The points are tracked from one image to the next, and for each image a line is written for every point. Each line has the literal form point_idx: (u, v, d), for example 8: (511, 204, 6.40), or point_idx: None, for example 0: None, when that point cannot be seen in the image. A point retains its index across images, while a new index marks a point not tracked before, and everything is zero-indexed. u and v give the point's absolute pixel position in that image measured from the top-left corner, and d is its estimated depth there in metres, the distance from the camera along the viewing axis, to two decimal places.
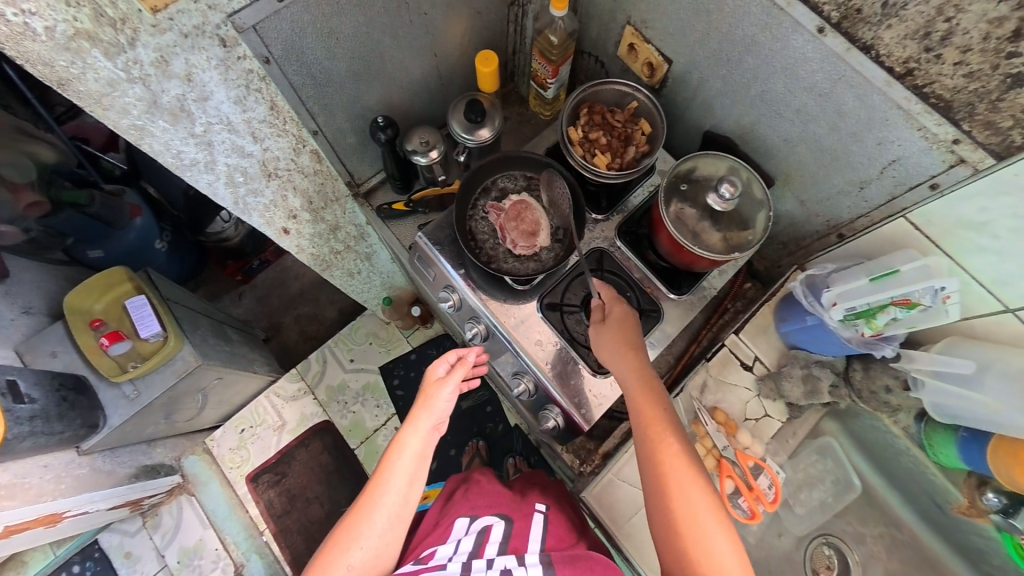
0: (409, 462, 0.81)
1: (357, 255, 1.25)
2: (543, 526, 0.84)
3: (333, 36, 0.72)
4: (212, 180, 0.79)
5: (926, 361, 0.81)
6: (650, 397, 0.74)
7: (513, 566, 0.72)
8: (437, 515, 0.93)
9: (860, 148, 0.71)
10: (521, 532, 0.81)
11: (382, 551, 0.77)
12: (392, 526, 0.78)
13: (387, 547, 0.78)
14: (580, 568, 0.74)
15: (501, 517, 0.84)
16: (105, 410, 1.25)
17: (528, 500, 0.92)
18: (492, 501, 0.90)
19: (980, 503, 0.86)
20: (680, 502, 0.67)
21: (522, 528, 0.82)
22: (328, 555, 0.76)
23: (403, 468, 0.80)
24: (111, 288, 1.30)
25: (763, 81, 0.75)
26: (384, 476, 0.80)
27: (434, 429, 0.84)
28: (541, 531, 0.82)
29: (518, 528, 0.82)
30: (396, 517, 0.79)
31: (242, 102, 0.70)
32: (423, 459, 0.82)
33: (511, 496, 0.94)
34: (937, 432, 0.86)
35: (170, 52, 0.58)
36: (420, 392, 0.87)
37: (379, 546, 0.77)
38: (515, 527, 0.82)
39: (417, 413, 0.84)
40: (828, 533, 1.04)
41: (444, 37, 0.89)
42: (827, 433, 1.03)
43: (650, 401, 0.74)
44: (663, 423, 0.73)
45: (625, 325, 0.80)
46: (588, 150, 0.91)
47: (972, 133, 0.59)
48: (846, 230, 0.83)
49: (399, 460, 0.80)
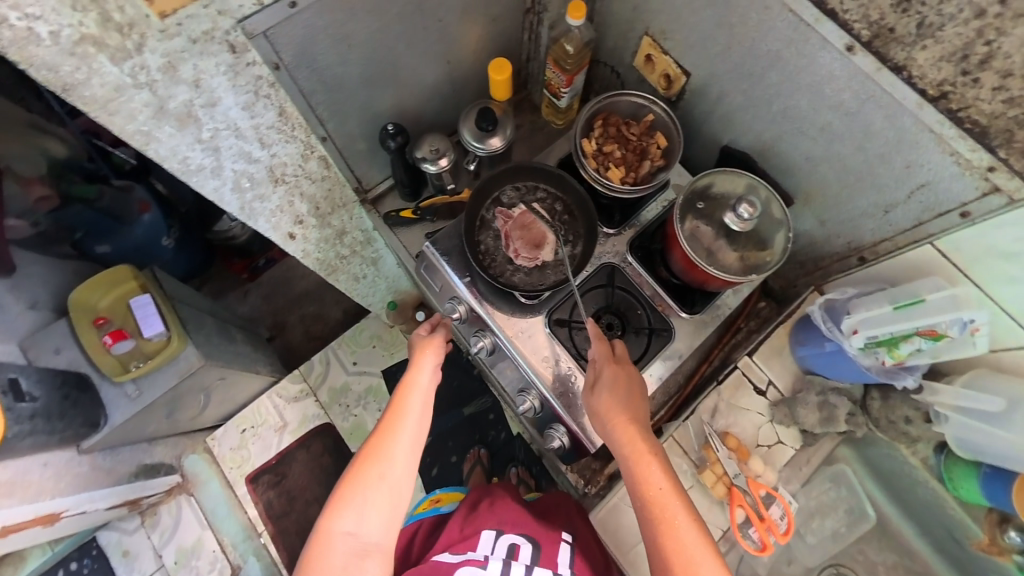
0: (418, 399, 0.84)
1: (364, 259, 1.22)
2: (570, 557, 0.84)
3: (346, 42, 0.71)
4: (219, 185, 0.77)
5: (951, 395, 0.79)
6: (649, 466, 0.71)
7: None
8: (462, 523, 0.90)
9: (886, 170, 0.68)
10: (549, 563, 0.82)
11: (402, 480, 0.79)
12: (409, 457, 0.81)
13: (407, 477, 0.80)
14: None
15: (530, 543, 0.84)
16: (107, 409, 1.24)
17: (552, 518, 0.93)
18: (520, 517, 0.90)
19: (1001, 540, 0.86)
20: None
21: (551, 558, 0.82)
22: (350, 493, 0.77)
23: (415, 403, 0.83)
24: (115, 285, 1.28)
25: (786, 97, 0.72)
26: (398, 411, 0.83)
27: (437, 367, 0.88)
28: (569, 562, 0.83)
29: (546, 557, 0.82)
30: (412, 450, 0.81)
31: (251, 107, 0.68)
32: (431, 396, 0.86)
33: (535, 514, 0.93)
34: (958, 466, 0.85)
35: (179, 57, 0.57)
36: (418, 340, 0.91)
37: (400, 475, 0.79)
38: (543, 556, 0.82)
39: (420, 354, 0.88)
40: (840, 563, 1.03)
41: (459, 43, 0.87)
42: (842, 460, 1.00)
43: (647, 464, 0.71)
44: (667, 487, 0.70)
45: (618, 386, 0.76)
46: (602, 164, 0.89)
47: (1008, 161, 0.56)
48: (868, 253, 0.81)
49: (410, 398, 0.83)
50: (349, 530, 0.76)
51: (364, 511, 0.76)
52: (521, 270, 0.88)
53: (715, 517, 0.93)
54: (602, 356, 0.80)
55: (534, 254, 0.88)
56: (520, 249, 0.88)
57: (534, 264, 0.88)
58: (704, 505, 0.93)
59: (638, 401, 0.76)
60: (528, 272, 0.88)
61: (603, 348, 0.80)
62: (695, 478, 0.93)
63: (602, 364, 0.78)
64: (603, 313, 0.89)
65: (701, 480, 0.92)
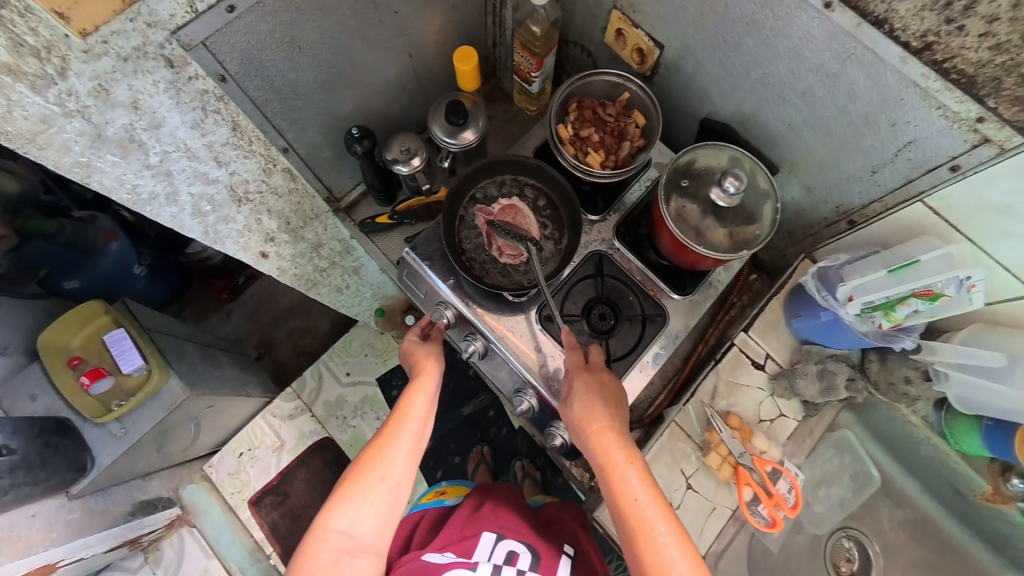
0: (423, 402, 0.81)
1: (344, 269, 1.17)
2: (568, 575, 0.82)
3: (296, 45, 0.66)
4: (177, 212, 0.72)
5: (950, 353, 0.78)
6: (624, 478, 0.68)
7: None
8: (463, 523, 0.89)
9: (873, 131, 0.66)
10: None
11: (401, 483, 0.76)
12: (411, 461, 0.78)
13: (407, 481, 0.77)
14: None
15: (529, 551, 0.83)
16: (92, 450, 1.18)
17: (555, 530, 0.93)
18: (524, 527, 0.88)
19: (1004, 489, 0.88)
20: None
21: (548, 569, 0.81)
22: (347, 491, 0.74)
23: (420, 404, 0.80)
24: (86, 323, 1.22)
25: (765, 63, 0.69)
26: (404, 410, 0.79)
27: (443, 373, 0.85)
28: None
29: (544, 568, 0.81)
30: (414, 453, 0.78)
31: (200, 125, 0.63)
32: (436, 399, 0.83)
33: (537, 523, 0.92)
34: (959, 422, 0.85)
35: (110, 79, 0.52)
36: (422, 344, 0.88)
37: (399, 478, 0.76)
38: (541, 567, 0.81)
39: (427, 356, 0.85)
40: (849, 526, 1.03)
41: (419, 35, 0.82)
42: (844, 425, 1.00)
43: (623, 475, 0.69)
44: (645, 499, 0.67)
45: (591, 394, 0.74)
46: (580, 149, 0.85)
47: (998, 110, 0.54)
48: (857, 217, 0.79)
49: (415, 400, 0.80)
50: (344, 528, 0.72)
51: (362, 510, 0.73)
52: (503, 270, 0.86)
53: (723, 498, 0.92)
54: (574, 365, 0.77)
55: (516, 252, 0.85)
56: (501, 249, 0.85)
57: (516, 263, 0.85)
58: (711, 488, 0.92)
59: (613, 409, 0.74)
60: (511, 270, 0.85)
61: (577, 357, 0.77)
62: (700, 462, 0.92)
63: (574, 373, 0.76)
64: (595, 304, 0.86)
65: (706, 463, 0.92)
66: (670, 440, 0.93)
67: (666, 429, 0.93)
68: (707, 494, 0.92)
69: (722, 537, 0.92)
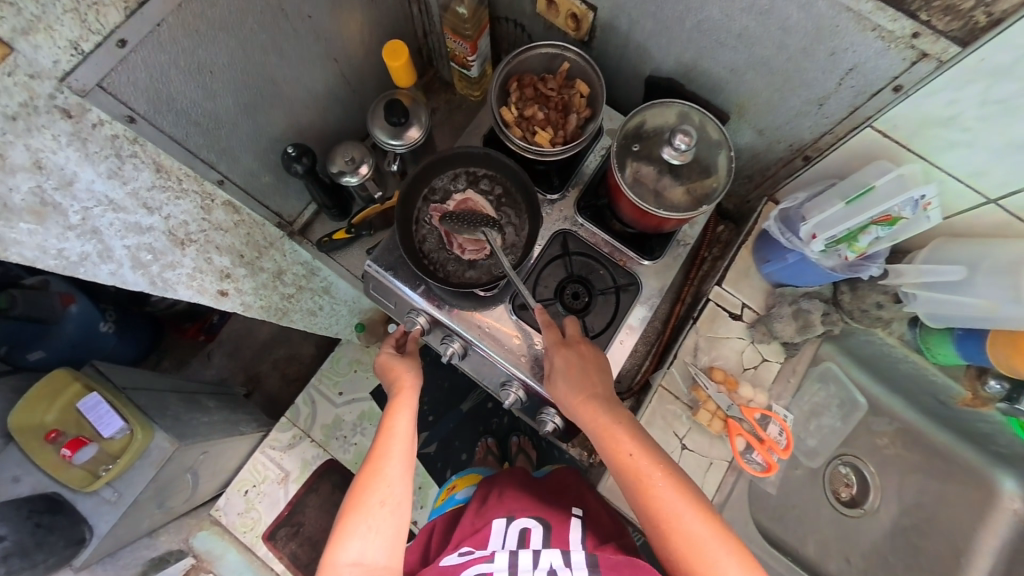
0: (406, 420, 0.80)
1: (314, 291, 1.14)
2: (581, 534, 0.82)
3: (206, 71, 0.61)
4: (116, 269, 0.68)
5: (914, 274, 0.81)
6: (616, 438, 0.69)
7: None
8: (473, 517, 0.88)
9: (813, 63, 0.65)
10: (561, 541, 0.80)
11: (401, 503, 0.75)
12: (405, 479, 0.76)
13: (406, 499, 0.76)
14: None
15: (537, 521, 0.83)
16: (89, 521, 1.14)
17: (564, 495, 0.92)
18: (528, 503, 0.89)
19: (982, 393, 0.90)
20: (679, 534, 0.64)
21: (561, 532, 0.82)
22: (348, 523, 0.72)
23: (403, 421, 0.79)
24: (58, 396, 1.16)
25: (698, 10, 0.68)
26: (388, 431, 0.78)
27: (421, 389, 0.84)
28: (581, 536, 0.81)
29: (557, 533, 0.81)
30: (407, 470, 0.77)
31: (118, 174, 0.60)
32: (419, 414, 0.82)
33: (543, 494, 0.92)
34: (933, 334, 0.88)
35: (2, 143, 0.48)
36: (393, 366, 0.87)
37: (398, 498, 0.75)
38: (553, 533, 0.81)
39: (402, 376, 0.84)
40: (844, 453, 1.08)
41: (340, 37, 0.78)
42: (826, 357, 1.03)
43: (615, 437, 0.69)
44: (638, 453, 0.68)
45: (572, 369, 0.73)
46: (527, 130, 0.83)
47: (931, 23, 0.54)
48: (811, 151, 0.80)
49: (398, 420, 0.79)
50: (354, 559, 0.70)
51: (369, 537, 0.71)
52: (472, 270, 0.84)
53: (719, 452, 0.93)
54: (552, 343, 0.76)
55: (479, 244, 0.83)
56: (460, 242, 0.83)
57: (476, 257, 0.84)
58: (706, 444, 0.93)
59: (596, 377, 0.73)
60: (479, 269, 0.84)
61: (553, 334, 0.76)
62: (692, 420, 0.93)
63: (552, 351, 0.75)
64: (567, 284, 0.85)
65: (697, 421, 0.93)
66: (660, 404, 0.94)
67: (655, 394, 0.94)
68: (703, 450, 0.93)
69: (723, 487, 0.93)
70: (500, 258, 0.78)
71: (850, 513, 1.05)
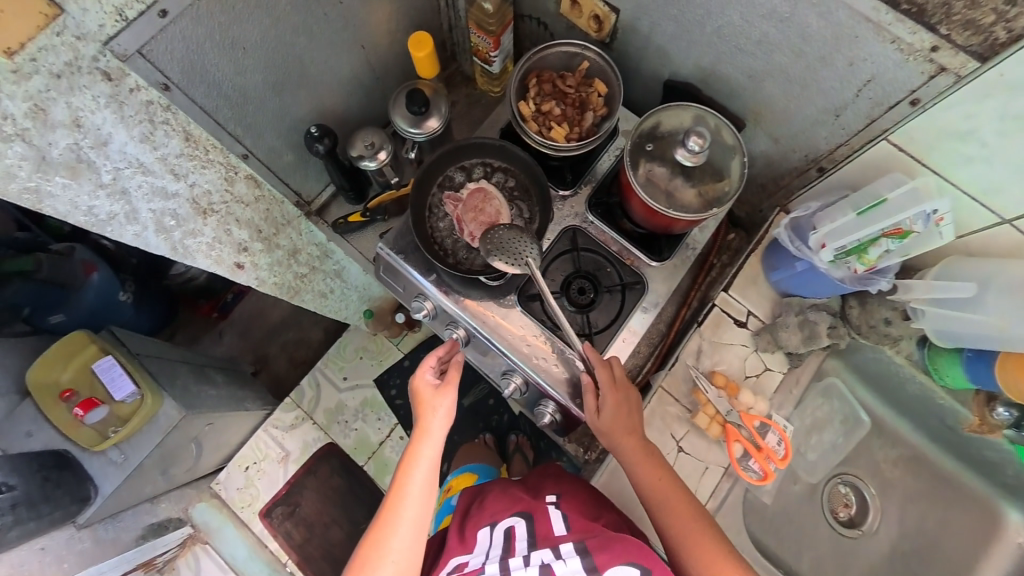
0: (424, 472, 0.74)
1: (325, 273, 1.16)
2: (562, 514, 0.81)
3: (239, 47, 0.63)
4: (139, 231, 0.72)
5: (924, 289, 0.79)
6: (650, 464, 0.80)
7: (551, 560, 0.71)
8: (456, 525, 0.86)
9: (830, 71, 0.66)
10: (543, 525, 0.79)
11: (412, 562, 0.71)
12: (418, 536, 0.72)
13: (417, 557, 0.71)
14: (617, 550, 0.71)
15: (518, 513, 0.83)
16: (95, 480, 1.18)
17: (540, 485, 0.91)
18: (508, 500, 0.87)
19: (991, 419, 0.88)
20: (701, 548, 0.74)
21: (541, 516, 0.81)
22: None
23: (420, 474, 0.74)
24: (74, 356, 1.20)
25: (718, 15, 0.69)
26: (404, 483, 0.74)
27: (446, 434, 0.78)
28: (562, 514, 0.80)
29: (537, 518, 0.81)
30: (420, 526, 0.73)
31: (149, 139, 0.62)
32: (439, 464, 0.77)
33: (522, 488, 0.91)
34: (942, 355, 0.87)
35: (46, 99, 0.51)
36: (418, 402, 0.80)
37: (408, 556, 0.71)
38: (534, 518, 0.81)
39: (427, 421, 0.78)
40: (844, 472, 1.08)
41: (368, 25, 0.81)
42: (831, 373, 1.02)
43: (649, 464, 0.80)
44: (667, 478, 0.79)
45: (619, 405, 0.79)
46: (543, 125, 0.84)
47: (951, 37, 0.54)
48: (826, 162, 0.80)
49: (415, 472, 0.74)
50: None
51: None
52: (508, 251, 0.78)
53: (715, 457, 0.93)
54: (605, 380, 0.78)
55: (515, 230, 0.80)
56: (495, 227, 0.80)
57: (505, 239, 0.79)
58: (703, 448, 0.93)
59: (634, 413, 0.81)
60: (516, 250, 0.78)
61: (606, 371, 0.78)
62: (690, 423, 0.93)
63: (603, 388, 0.78)
64: (573, 278, 0.87)
65: (695, 424, 0.93)
66: (659, 405, 0.94)
67: (655, 395, 0.94)
68: (699, 454, 0.93)
69: (717, 494, 0.93)
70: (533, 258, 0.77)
71: (847, 533, 1.05)
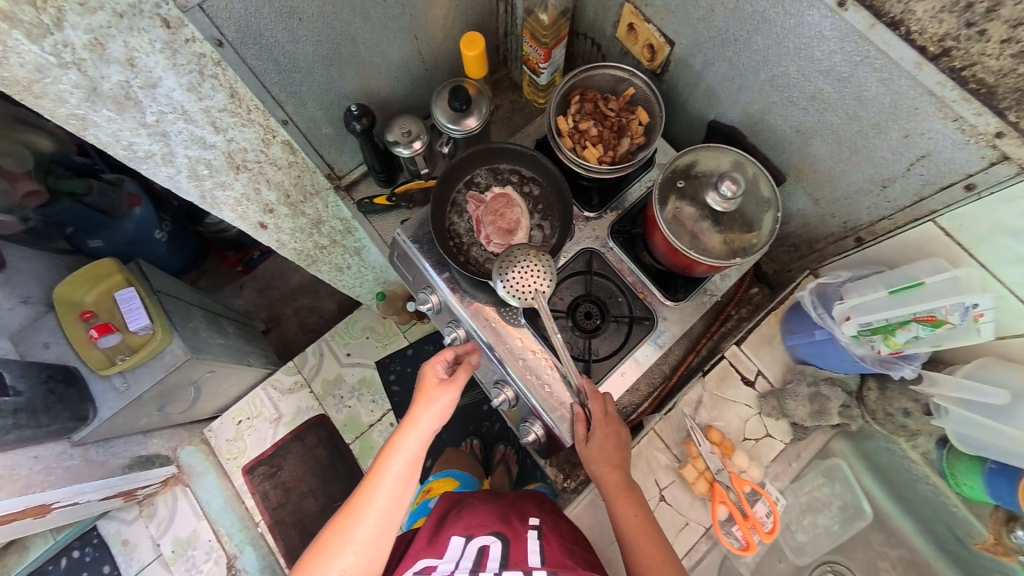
0: (402, 465, 0.73)
1: (345, 249, 1.18)
2: (540, 544, 0.77)
3: (296, 17, 0.65)
4: (173, 173, 0.77)
5: (951, 386, 0.74)
6: (628, 502, 0.77)
7: None
8: (430, 533, 0.83)
9: (883, 140, 0.62)
10: (519, 553, 0.75)
11: (373, 555, 0.71)
12: (384, 531, 0.71)
13: (379, 551, 0.71)
14: None
15: (496, 537, 0.79)
16: (95, 402, 1.24)
17: (519, 509, 0.88)
18: (487, 519, 0.84)
19: (1007, 540, 0.81)
20: None
21: (519, 545, 0.77)
22: (317, 558, 0.70)
23: (396, 467, 0.73)
24: (101, 280, 1.27)
25: (774, 64, 0.66)
26: (380, 473, 0.73)
27: (433, 431, 0.76)
28: (539, 547, 0.76)
29: (514, 547, 0.76)
30: (387, 521, 0.72)
31: (196, 89, 0.65)
32: (420, 459, 0.75)
33: (503, 507, 0.89)
34: (961, 462, 0.80)
35: (105, 34, 0.54)
36: (416, 392, 0.79)
37: (370, 549, 0.70)
38: (511, 546, 0.76)
39: (416, 413, 0.75)
40: (835, 560, 1.00)
41: (427, 17, 0.82)
42: (837, 453, 0.96)
43: (627, 502, 0.77)
44: (645, 520, 0.76)
45: (609, 440, 0.77)
46: (578, 143, 0.83)
47: (1019, 124, 0.50)
48: (864, 233, 0.76)
49: (392, 463, 0.73)
50: None
51: None
52: (526, 272, 0.77)
53: (697, 514, 0.89)
54: (598, 414, 0.77)
55: (533, 252, 0.79)
56: (515, 245, 0.80)
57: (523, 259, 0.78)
58: (685, 502, 0.89)
59: (623, 449, 0.79)
60: (533, 272, 0.77)
61: (599, 404, 0.77)
62: (676, 474, 0.89)
63: (593, 422, 0.77)
64: (582, 301, 0.85)
65: (681, 475, 0.88)
66: (648, 448, 0.90)
67: (644, 436, 0.90)
68: (679, 507, 0.89)
69: (691, 555, 0.88)
70: (549, 284, 0.77)
71: None
